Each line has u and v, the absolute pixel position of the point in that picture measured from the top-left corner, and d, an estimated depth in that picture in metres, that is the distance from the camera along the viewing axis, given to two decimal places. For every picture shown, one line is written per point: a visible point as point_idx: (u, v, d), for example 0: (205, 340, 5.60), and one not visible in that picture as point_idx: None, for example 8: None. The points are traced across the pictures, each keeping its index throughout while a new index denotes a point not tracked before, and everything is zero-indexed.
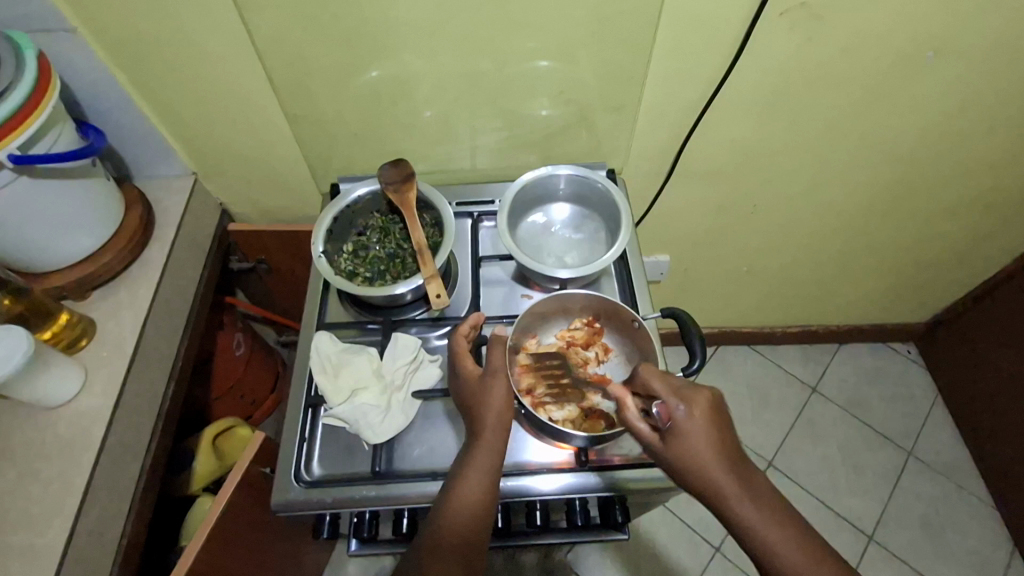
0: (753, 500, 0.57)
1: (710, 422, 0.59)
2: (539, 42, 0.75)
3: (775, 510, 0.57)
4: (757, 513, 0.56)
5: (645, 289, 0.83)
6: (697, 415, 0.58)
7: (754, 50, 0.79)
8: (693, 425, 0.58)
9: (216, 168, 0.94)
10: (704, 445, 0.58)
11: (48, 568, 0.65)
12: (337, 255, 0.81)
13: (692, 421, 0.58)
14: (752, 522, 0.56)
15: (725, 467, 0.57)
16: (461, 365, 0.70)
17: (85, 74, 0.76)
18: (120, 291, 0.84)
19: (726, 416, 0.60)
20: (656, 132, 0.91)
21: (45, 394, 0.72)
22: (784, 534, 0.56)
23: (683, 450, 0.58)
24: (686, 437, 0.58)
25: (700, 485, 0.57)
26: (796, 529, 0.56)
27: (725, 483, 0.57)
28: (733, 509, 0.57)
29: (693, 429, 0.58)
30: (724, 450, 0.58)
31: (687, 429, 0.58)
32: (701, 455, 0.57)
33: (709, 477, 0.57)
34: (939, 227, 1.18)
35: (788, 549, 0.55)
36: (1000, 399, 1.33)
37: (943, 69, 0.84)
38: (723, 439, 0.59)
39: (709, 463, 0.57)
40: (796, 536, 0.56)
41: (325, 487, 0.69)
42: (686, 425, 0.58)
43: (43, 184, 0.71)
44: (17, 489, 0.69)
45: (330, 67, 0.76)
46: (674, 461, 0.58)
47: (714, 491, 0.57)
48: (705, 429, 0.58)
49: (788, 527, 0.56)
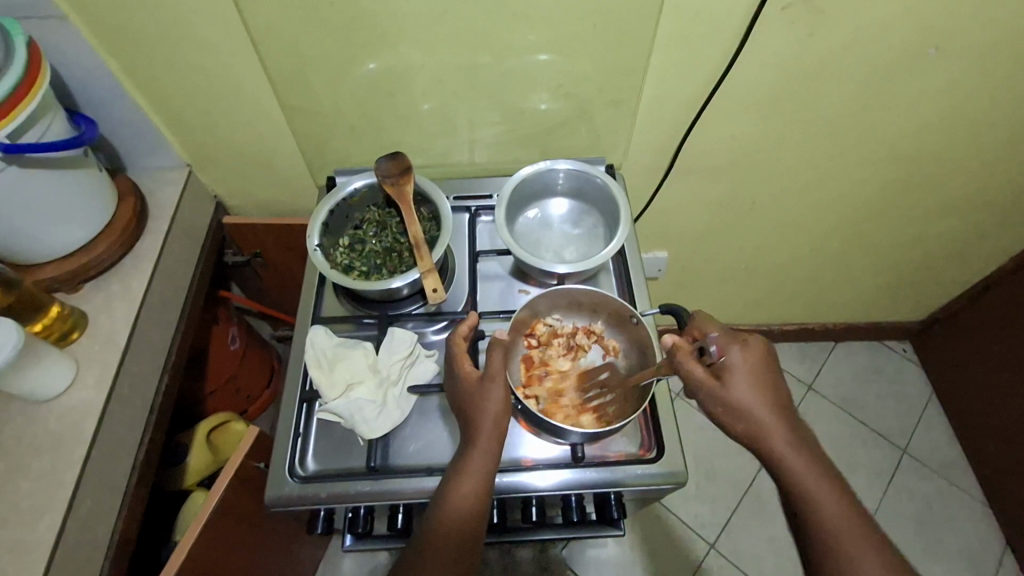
0: (800, 448, 0.57)
1: (759, 367, 0.59)
2: (538, 35, 0.74)
3: (821, 461, 0.57)
4: (803, 461, 0.56)
5: (644, 285, 0.83)
6: (751, 356, 0.59)
7: (756, 45, 0.79)
8: (743, 366, 0.58)
9: (212, 161, 0.93)
10: (755, 384, 0.58)
11: (38, 562, 0.64)
12: (333, 249, 0.81)
13: (743, 364, 0.58)
14: (797, 469, 0.56)
15: (774, 412, 0.57)
16: (460, 366, 0.68)
17: (78, 64, 0.75)
18: (112, 283, 0.83)
19: (774, 367, 0.60)
20: (656, 128, 0.91)
21: (35, 387, 0.72)
22: (828, 485, 0.55)
23: (737, 387, 0.57)
24: (735, 376, 0.58)
25: (750, 426, 0.57)
26: (836, 481, 0.56)
27: (774, 429, 0.57)
28: (779, 454, 0.57)
29: (744, 369, 0.58)
30: (774, 398, 0.58)
31: (741, 368, 0.58)
32: (751, 398, 0.57)
33: (760, 418, 0.57)
34: (938, 225, 1.18)
35: (831, 502, 0.54)
36: (994, 399, 1.33)
37: (943, 67, 0.84)
38: (772, 385, 0.58)
39: (758, 402, 0.57)
40: (838, 489, 0.55)
41: (320, 482, 0.69)
42: (741, 366, 0.58)
43: (34, 174, 0.69)
44: (7, 483, 0.68)
45: (328, 58, 0.75)
46: (724, 403, 0.58)
47: (763, 435, 0.57)
48: (754, 372, 0.58)
49: (831, 480, 0.56)
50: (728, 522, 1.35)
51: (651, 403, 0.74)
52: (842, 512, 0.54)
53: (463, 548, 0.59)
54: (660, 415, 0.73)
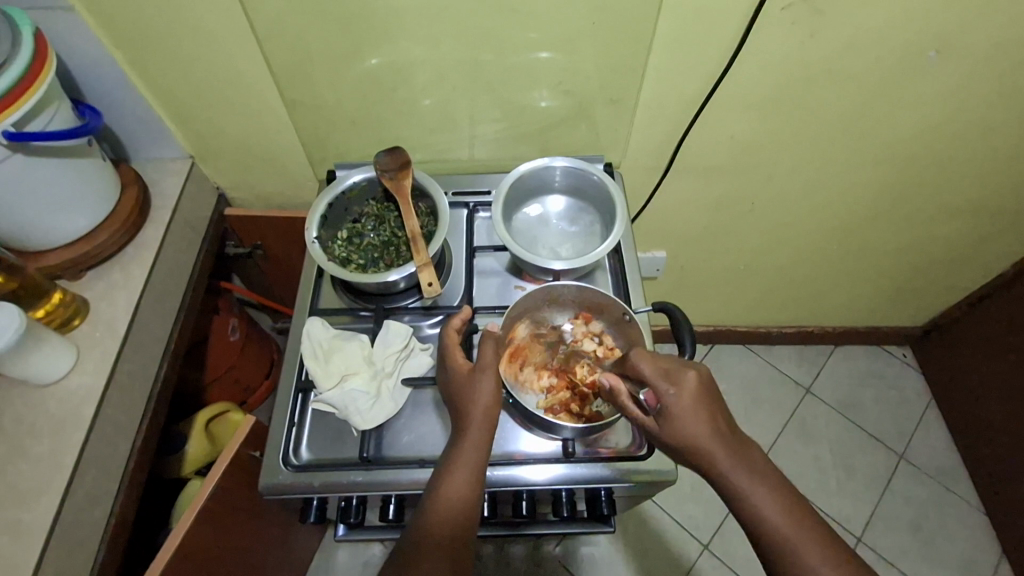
0: (744, 467, 0.57)
1: (701, 399, 0.59)
2: (539, 32, 0.75)
3: (771, 480, 0.57)
4: (751, 483, 0.57)
5: (639, 283, 0.83)
6: (685, 395, 0.59)
7: (756, 45, 0.79)
8: (683, 401, 0.59)
9: (215, 152, 0.94)
10: (693, 421, 0.58)
11: (35, 543, 0.65)
12: (331, 242, 0.81)
13: (683, 400, 0.59)
14: (747, 493, 0.56)
15: (715, 441, 0.58)
16: (451, 358, 0.69)
17: (84, 54, 0.76)
18: (114, 271, 0.84)
19: (714, 397, 0.60)
20: (655, 127, 0.91)
21: (37, 372, 0.73)
22: (779, 502, 0.56)
23: (677, 427, 0.58)
24: (677, 413, 0.58)
25: (694, 459, 0.58)
26: (780, 493, 0.56)
27: (721, 458, 0.57)
28: (728, 480, 0.57)
29: (683, 408, 0.58)
30: (718, 428, 0.58)
31: (679, 408, 0.58)
32: (693, 435, 0.58)
33: (702, 451, 0.58)
34: (938, 230, 1.17)
35: (778, 514, 0.55)
36: (992, 406, 1.33)
37: (944, 70, 0.84)
38: (714, 416, 0.59)
39: (700, 437, 0.58)
40: (783, 500, 0.56)
41: (313, 471, 0.70)
42: (678, 405, 0.59)
43: (39, 161, 0.71)
44: (7, 465, 0.69)
45: (329, 52, 0.76)
46: (670, 439, 0.59)
47: (708, 464, 0.58)
48: (695, 406, 0.58)
49: (775, 491, 0.56)
50: (723, 524, 1.35)
51: None
52: (792, 524, 0.55)
53: (457, 540, 0.59)
54: None
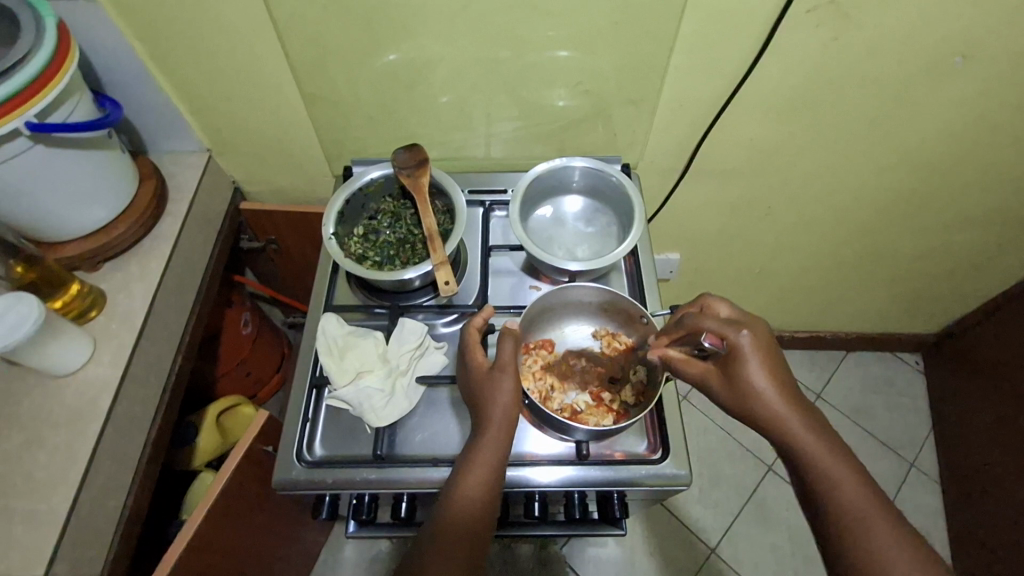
0: (809, 425, 0.60)
1: (765, 352, 0.62)
2: (560, 31, 0.74)
3: (829, 438, 0.60)
4: (812, 434, 0.60)
5: (655, 286, 0.83)
6: (753, 340, 0.62)
7: (780, 47, 0.78)
8: (748, 348, 0.62)
9: (232, 146, 0.94)
10: (758, 367, 0.61)
11: (52, 532, 0.66)
12: (348, 238, 0.81)
13: (751, 347, 0.61)
14: (807, 445, 0.59)
15: (780, 394, 0.61)
16: (471, 356, 0.69)
17: (105, 45, 0.76)
18: (131, 263, 0.85)
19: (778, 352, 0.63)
20: (674, 129, 0.91)
21: (54, 363, 0.73)
22: (840, 464, 0.58)
23: (743, 372, 0.61)
24: (740, 359, 0.61)
25: (762, 410, 0.61)
26: (842, 455, 0.59)
27: (784, 408, 0.60)
28: (789, 431, 0.60)
29: (750, 354, 0.61)
30: (783, 385, 0.61)
31: (748, 352, 0.61)
32: (761, 381, 0.61)
33: (767, 402, 0.61)
34: (957, 237, 1.16)
35: (840, 473, 0.58)
36: (990, 415, 1.30)
37: (969, 76, 0.82)
38: (778, 371, 0.62)
39: (765, 386, 0.61)
40: (846, 463, 0.58)
41: (327, 467, 0.70)
42: (744, 350, 0.61)
43: (61, 153, 0.71)
44: (24, 454, 0.70)
45: (349, 48, 0.76)
46: (735, 387, 0.61)
47: (774, 417, 0.61)
48: (762, 356, 0.61)
49: (838, 453, 0.59)
50: (730, 528, 1.35)
51: (658, 404, 0.74)
52: (852, 483, 0.57)
53: (474, 541, 0.59)
54: (666, 414, 0.73)
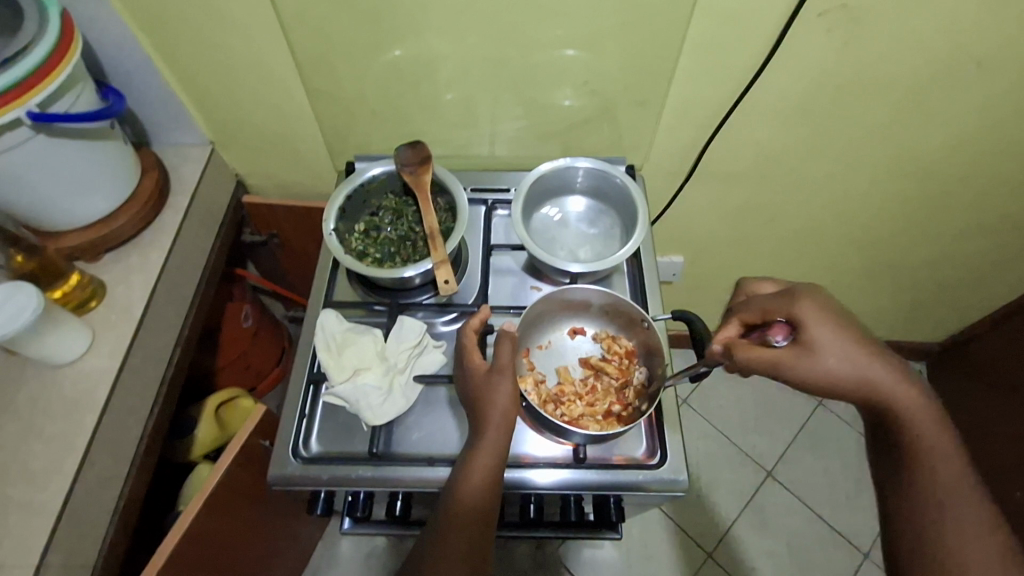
0: (910, 395, 0.56)
1: (839, 325, 0.57)
2: (566, 30, 0.74)
3: (928, 408, 0.56)
4: (912, 407, 0.56)
5: (657, 290, 0.82)
6: (820, 314, 0.57)
7: (789, 51, 0.77)
8: (817, 317, 0.57)
9: (235, 139, 0.93)
10: (832, 341, 0.56)
11: (47, 522, 0.66)
12: (348, 234, 0.81)
13: (821, 319, 0.57)
14: (903, 417, 0.56)
15: (871, 367, 0.56)
16: (469, 358, 0.68)
17: (109, 36, 0.76)
18: (132, 254, 0.84)
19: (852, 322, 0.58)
20: (681, 131, 0.90)
21: (52, 352, 0.73)
22: (938, 438, 0.55)
23: (824, 345, 0.56)
24: (823, 339, 0.56)
25: (853, 388, 0.56)
26: (942, 428, 0.56)
27: (880, 380, 0.56)
28: (885, 403, 0.56)
29: (820, 327, 0.57)
30: (880, 364, 0.57)
31: (818, 325, 0.57)
32: (841, 358, 0.56)
33: (856, 378, 0.56)
34: (964, 246, 1.15)
35: (936, 449, 0.55)
36: (994, 423, 1.29)
37: (981, 83, 0.81)
38: (858, 343, 0.57)
39: (850, 360, 0.56)
40: (943, 436, 0.55)
41: (322, 464, 0.70)
42: (817, 323, 0.57)
43: (63, 143, 0.70)
44: (21, 444, 0.70)
45: (353, 43, 0.75)
46: (813, 369, 0.56)
47: (869, 391, 0.56)
48: (835, 330, 0.57)
49: (937, 425, 0.56)
50: (727, 533, 1.34)
51: (658, 408, 0.73)
52: (946, 461, 0.55)
53: (475, 545, 0.59)
54: (664, 419, 0.72)
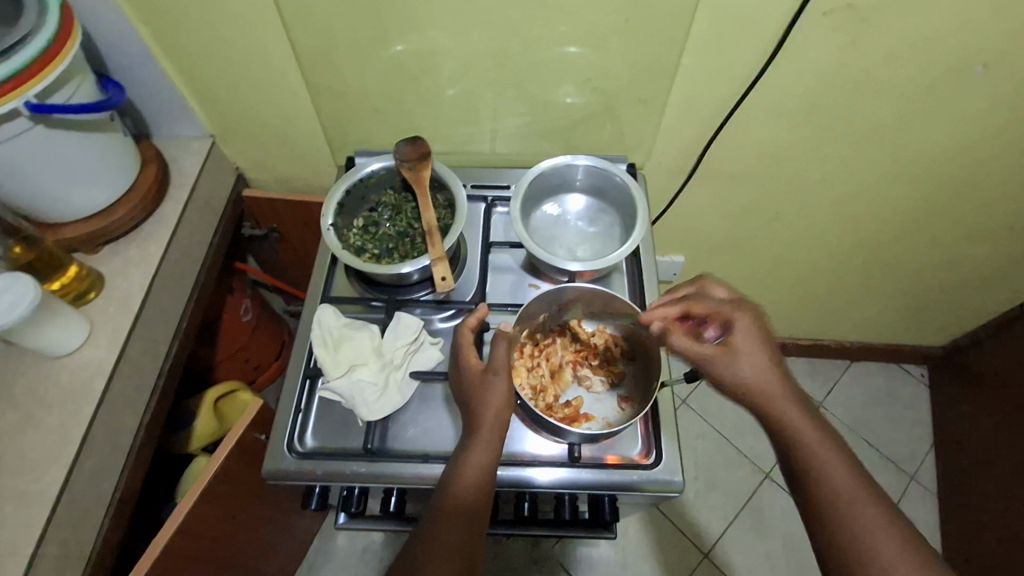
0: (800, 406, 0.63)
1: (757, 335, 0.65)
2: (569, 26, 0.73)
3: (816, 421, 0.62)
4: (803, 417, 0.62)
5: (656, 290, 0.81)
6: (743, 323, 0.65)
7: (794, 50, 0.76)
8: (744, 326, 0.65)
9: (236, 133, 0.93)
10: (749, 346, 0.64)
11: (43, 512, 0.66)
12: (347, 229, 0.81)
13: (743, 327, 0.65)
14: (795, 424, 0.62)
15: (776, 375, 0.63)
16: (465, 356, 0.68)
17: (110, 28, 0.76)
18: (132, 246, 0.85)
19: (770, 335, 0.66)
20: (682, 131, 0.89)
21: (49, 343, 0.73)
22: (825, 447, 0.61)
23: (739, 348, 0.64)
24: (743, 340, 0.64)
25: (756, 392, 0.63)
26: (832, 440, 0.61)
27: (777, 389, 0.63)
28: (780, 412, 0.62)
29: (739, 333, 0.65)
30: (783, 374, 0.64)
31: (739, 331, 0.65)
32: (753, 362, 0.63)
33: (761, 382, 0.63)
34: (968, 251, 1.14)
35: (827, 454, 0.60)
36: (993, 430, 1.28)
37: (988, 86, 0.80)
38: (771, 353, 0.64)
39: (756, 365, 0.63)
40: (832, 446, 0.61)
41: (317, 459, 0.69)
42: (739, 329, 0.65)
43: (62, 134, 0.70)
44: (18, 434, 0.70)
45: (355, 37, 0.75)
46: (725, 367, 0.63)
47: (767, 399, 0.63)
48: (754, 338, 0.64)
49: (825, 436, 0.61)
50: (724, 534, 1.34)
51: (655, 409, 0.73)
52: (837, 466, 0.60)
53: (466, 545, 0.59)
54: (661, 420, 0.72)
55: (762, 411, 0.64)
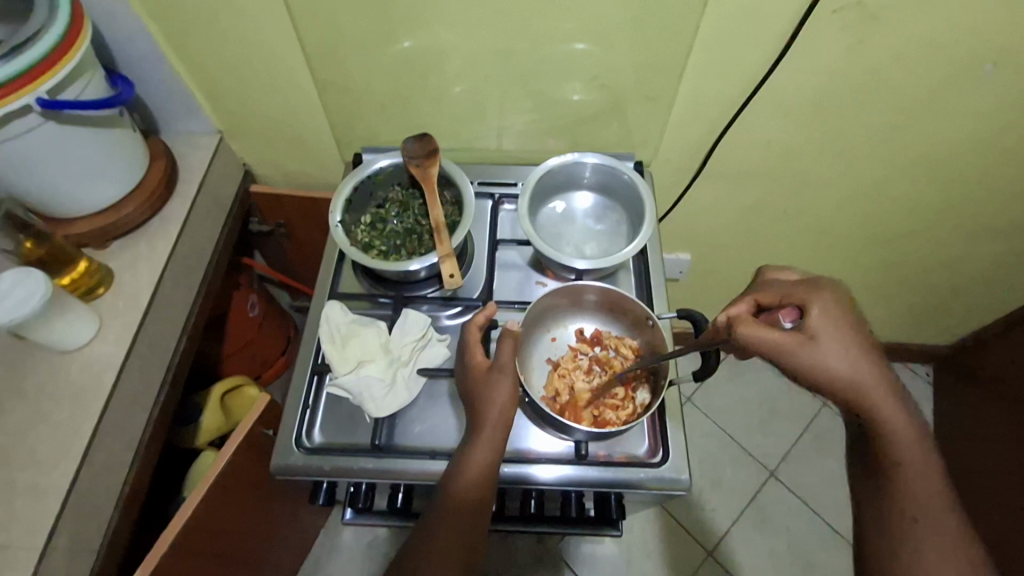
0: (900, 407, 0.57)
1: (846, 326, 0.56)
2: (577, 23, 0.73)
3: (910, 421, 0.57)
4: (899, 419, 0.57)
5: (663, 287, 0.81)
6: (830, 315, 0.57)
7: (803, 48, 0.76)
8: (829, 318, 0.56)
9: (243, 128, 0.93)
10: (837, 344, 0.55)
11: (53, 506, 0.66)
12: (354, 226, 0.81)
13: (831, 319, 0.56)
14: (887, 425, 0.56)
15: (877, 375, 0.56)
16: (472, 355, 0.68)
17: (119, 24, 0.76)
18: (140, 241, 0.85)
19: (860, 321, 0.58)
20: (690, 128, 0.89)
21: (60, 338, 0.73)
22: (915, 449, 0.56)
23: (832, 346, 0.55)
24: (832, 336, 0.56)
25: (849, 390, 0.56)
26: (922, 441, 0.57)
27: (878, 390, 0.56)
28: (877, 413, 0.56)
29: (823, 328, 0.56)
30: (880, 369, 0.57)
31: (823, 325, 0.56)
32: (850, 361, 0.55)
33: (859, 383, 0.55)
34: (975, 250, 1.14)
35: (914, 457, 0.56)
36: (993, 429, 1.28)
37: (999, 84, 0.80)
38: (867, 346, 0.57)
39: (854, 365, 0.55)
40: (921, 448, 0.57)
41: (324, 454, 0.70)
42: (823, 322, 0.56)
43: (72, 131, 0.71)
44: (28, 429, 0.70)
45: (362, 34, 0.75)
46: (815, 365, 0.55)
47: (864, 400, 0.56)
48: (843, 331, 0.56)
49: (918, 436, 0.57)
50: (728, 532, 1.34)
51: (661, 408, 0.73)
52: (920, 470, 0.56)
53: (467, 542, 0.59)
54: (667, 418, 0.72)
55: (853, 408, 0.57)
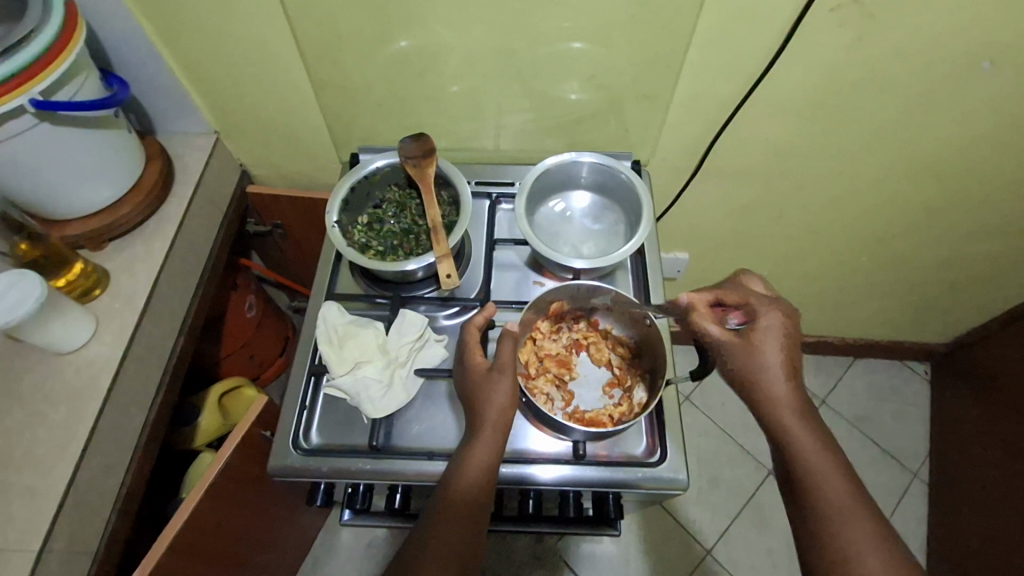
0: (810, 425, 0.59)
1: (778, 337, 0.61)
2: (574, 22, 0.73)
3: (823, 441, 0.58)
4: (810, 435, 0.58)
5: (661, 286, 0.81)
6: (766, 323, 0.61)
7: (800, 46, 0.76)
8: (764, 325, 0.61)
9: (239, 129, 0.93)
10: (767, 348, 0.60)
11: (49, 509, 0.66)
12: (351, 226, 0.80)
13: (766, 325, 0.61)
14: (800, 438, 0.58)
15: (789, 386, 0.60)
16: (471, 356, 0.68)
17: (114, 24, 0.76)
18: (136, 243, 0.85)
19: (798, 337, 0.62)
20: (687, 127, 0.89)
21: (56, 340, 0.73)
22: (828, 467, 0.57)
23: (755, 349, 0.60)
24: (764, 340, 0.60)
25: (760, 396, 0.60)
26: (838, 462, 0.58)
27: (785, 401, 0.59)
28: (783, 423, 0.59)
29: (761, 332, 0.61)
30: (796, 386, 0.60)
31: (759, 329, 0.61)
32: (766, 363, 0.60)
33: (769, 389, 0.60)
34: (973, 247, 1.13)
35: (827, 474, 0.57)
36: (989, 425, 1.28)
37: (996, 82, 0.80)
38: (791, 358, 0.60)
39: (768, 369, 0.60)
40: (836, 467, 0.57)
41: (322, 455, 0.70)
42: (758, 326, 0.61)
43: (67, 132, 0.70)
44: (24, 431, 0.70)
45: (359, 33, 0.75)
46: (739, 364, 0.61)
47: (772, 409, 0.60)
48: (775, 339, 0.61)
49: (831, 457, 0.58)
50: (727, 530, 1.34)
51: (659, 407, 0.73)
52: (835, 489, 0.56)
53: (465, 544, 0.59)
54: (665, 417, 0.72)
55: (764, 418, 0.61)
